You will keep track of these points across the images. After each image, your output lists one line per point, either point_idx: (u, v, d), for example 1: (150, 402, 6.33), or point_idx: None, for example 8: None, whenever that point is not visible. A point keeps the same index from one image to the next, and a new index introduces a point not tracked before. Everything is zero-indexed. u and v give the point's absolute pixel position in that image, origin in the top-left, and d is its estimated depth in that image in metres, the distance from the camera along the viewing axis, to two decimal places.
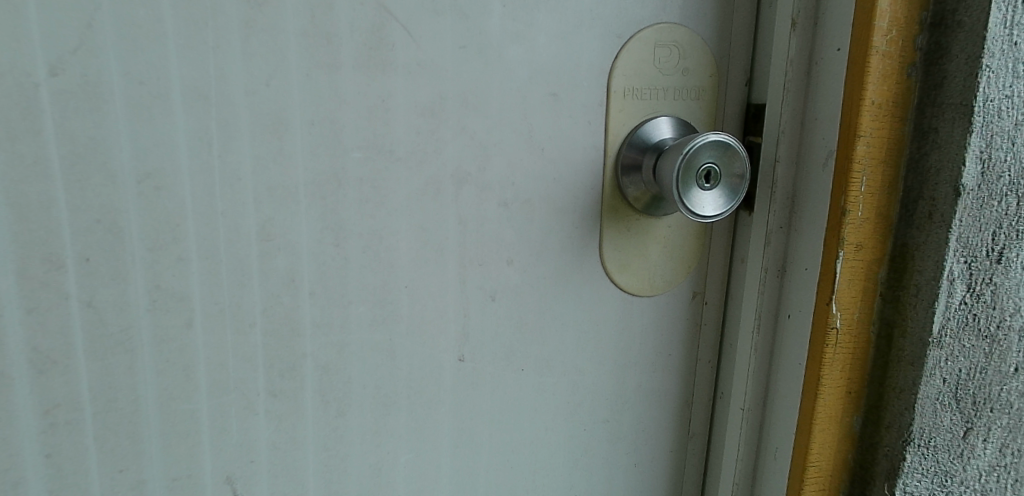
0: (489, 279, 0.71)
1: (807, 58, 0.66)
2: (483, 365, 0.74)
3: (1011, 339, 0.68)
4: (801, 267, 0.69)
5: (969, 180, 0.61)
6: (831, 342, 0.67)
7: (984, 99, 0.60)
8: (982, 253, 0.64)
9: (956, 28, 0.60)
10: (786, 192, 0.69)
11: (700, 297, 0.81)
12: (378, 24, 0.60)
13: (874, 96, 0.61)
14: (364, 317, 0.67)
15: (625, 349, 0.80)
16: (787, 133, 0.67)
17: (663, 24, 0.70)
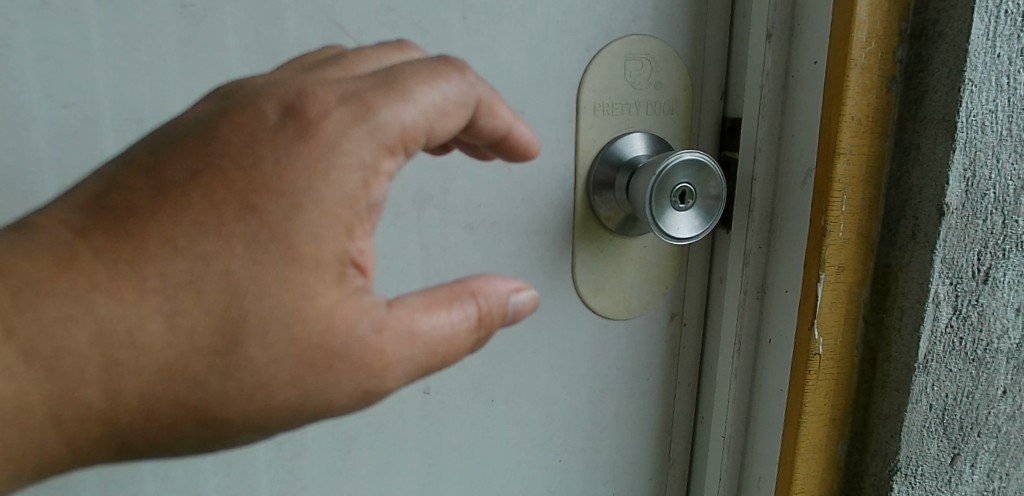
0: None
1: (783, 71, 0.63)
2: (450, 396, 0.70)
3: (999, 361, 0.65)
4: (781, 289, 0.66)
5: (953, 199, 0.58)
6: (813, 368, 0.64)
7: (968, 114, 0.57)
8: (967, 273, 0.61)
9: (937, 40, 0.58)
10: (764, 211, 0.66)
11: (678, 319, 0.78)
12: (329, 39, 0.57)
13: (853, 112, 0.58)
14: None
15: (601, 375, 0.76)
16: (764, 150, 0.64)
17: (634, 36, 0.67)
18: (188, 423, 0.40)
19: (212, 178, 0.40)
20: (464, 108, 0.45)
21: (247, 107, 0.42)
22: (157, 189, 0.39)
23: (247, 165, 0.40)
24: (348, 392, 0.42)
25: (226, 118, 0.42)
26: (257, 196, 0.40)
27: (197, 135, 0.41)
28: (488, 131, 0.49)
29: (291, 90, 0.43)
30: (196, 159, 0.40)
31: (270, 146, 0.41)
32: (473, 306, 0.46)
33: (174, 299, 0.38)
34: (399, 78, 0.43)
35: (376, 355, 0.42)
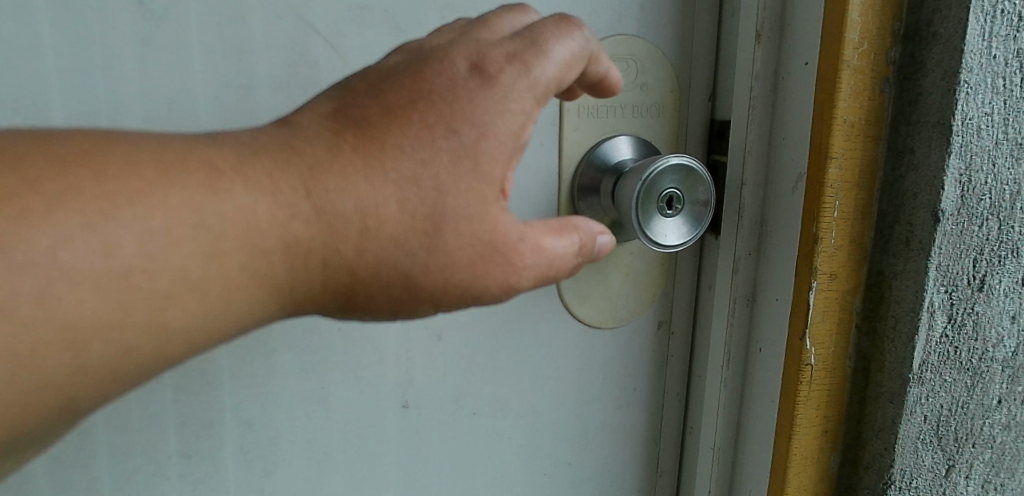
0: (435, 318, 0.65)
1: (773, 73, 0.61)
2: (430, 410, 0.67)
3: (994, 370, 0.63)
4: (771, 297, 0.64)
5: (948, 205, 0.57)
6: (805, 379, 0.62)
7: (963, 117, 0.55)
8: (962, 281, 0.59)
9: (931, 41, 0.56)
10: (754, 217, 0.64)
11: (665, 327, 0.75)
12: (298, 38, 0.54)
13: (846, 115, 0.56)
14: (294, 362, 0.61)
15: (587, 385, 0.74)
16: (753, 154, 0.62)
17: (619, 36, 0.65)
18: (396, 288, 0.46)
19: (427, 106, 0.45)
20: (583, 63, 0.49)
21: (460, 51, 0.46)
22: (403, 111, 0.45)
23: (446, 103, 0.45)
24: (492, 288, 0.48)
25: (462, 60, 0.46)
26: (462, 124, 0.45)
27: (410, 73, 0.45)
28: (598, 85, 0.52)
29: (452, 42, 0.47)
30: (464, 91, 0.45)
31: (485, 91, 0.46)
32: (579, 240, 0.51)
33: (415, 191, 0.44)
34: (531, 38, 0.47)
35: (510, 261, 0.47)
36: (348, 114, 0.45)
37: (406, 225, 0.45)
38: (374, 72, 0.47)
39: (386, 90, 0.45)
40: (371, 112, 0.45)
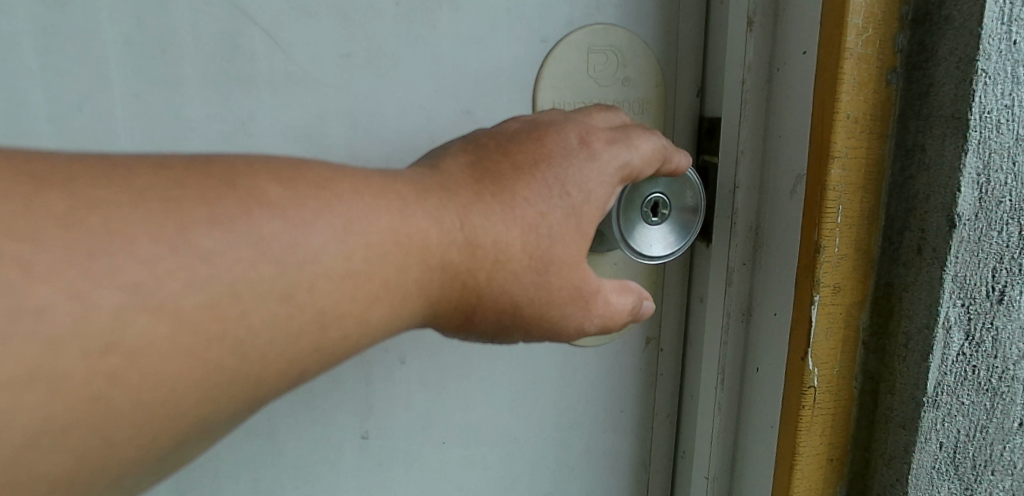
0: (395, 344, 0.59)
1: (767, 63, 0.55)
2: (393, 441, 0.61)
3: (1016, 390, 0.57)
4: (769, 312, 0.58)
5: (965, 209, 0.51)
6: (808, 404, 0.56)
7: (981, 110, 0.49)
8: (981, 293, 0.53)
9: (944, 26, 0.50)
10: (748, 223, 0.58)
11: (654, 344, 0.69)
12: (231, 28, 0.48)
13: (849, 109, 0.50)
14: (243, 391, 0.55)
15: (569, 409, 0.68)
16: (747, 153, 0.57)
17: (597, 25, 0.59)
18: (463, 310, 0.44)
19: (545, 167, 0.46)
20: (657, 164, 0.51)
21: (575, 126, 0.48)
22: (529, 169, 0.45)
23: (561, 164, 0.46)
24: (569, 332, 0.48)
25: (576, 131, 0.48)
26: (573, 187, 0.46)
27: (530, 137, 0.47)
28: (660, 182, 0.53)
29: (560, 118, 0.49)
30: (580, 159, 0.47)
31: (591, 161, 0.47)
32: (643, 295, 0.52)
33: (536, 243, 0.45)
34: (624, 130, 0.50)
35: (588, 308, 0.48)
36: (482, 166, 0.46)
37: (528, 264, 0.44)
38: (486, 136, 0.48)
39: (511, 151, 0.46)
40: (497, 167, 0.45)
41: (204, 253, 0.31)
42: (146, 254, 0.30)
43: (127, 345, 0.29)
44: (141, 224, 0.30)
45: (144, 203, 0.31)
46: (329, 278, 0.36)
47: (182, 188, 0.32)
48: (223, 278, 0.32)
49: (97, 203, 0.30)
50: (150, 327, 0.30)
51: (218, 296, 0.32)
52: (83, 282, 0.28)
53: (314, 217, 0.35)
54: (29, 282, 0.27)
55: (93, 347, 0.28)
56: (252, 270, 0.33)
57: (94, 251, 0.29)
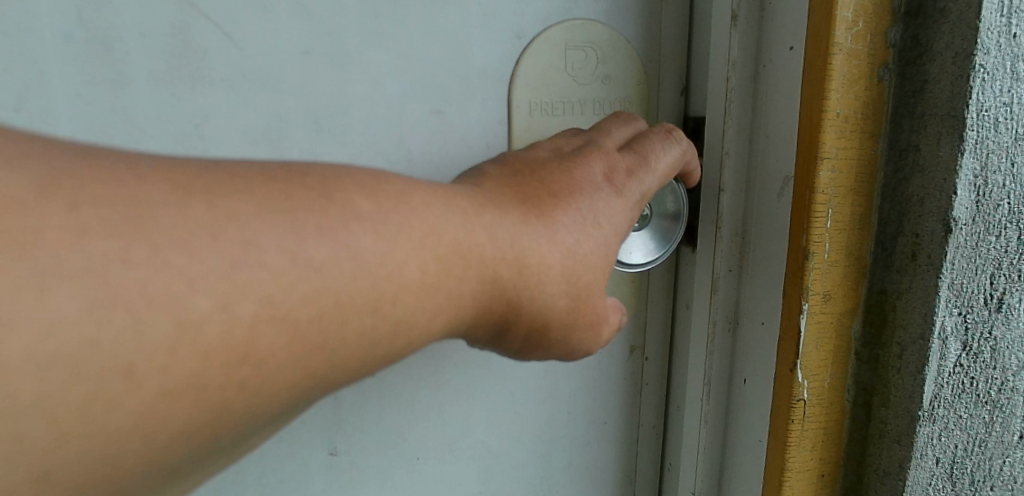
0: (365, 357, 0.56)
1: (753, 59, 0.52)
2: (364, 457, 0.58)
3: (1015, 402, 0.54)
4: (757, 321, 0.55)
5: (962, 212, 0.48)
6: (797, 418, 0.53)
7: (979, 108, 0.46)
8: (979, 301, 0.50)
9: (939, 18, 0.47)
10: (734, 228, 0.55)
11: (638, 353, 0.66)
12: (181, 23, 0.45)
13: (839, 107, 0.48)
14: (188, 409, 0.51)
15: (550, 421, 0.65)
16: (732, 155, 0.54)
17: (576, 20, 0.56)
18: None
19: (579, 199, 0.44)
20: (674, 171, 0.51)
21: (602, 159, 0.47)
22: (564, 200, 0.43)
23: (594, 198, 0.44)
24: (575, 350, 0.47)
25: (602, 165, 0.46)
26: (604, 219, 0.44)
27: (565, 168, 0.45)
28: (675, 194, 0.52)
29: (586, 148, 0.47)
30: (608, 195, 0.45)
31: (617, 197, 0.46)
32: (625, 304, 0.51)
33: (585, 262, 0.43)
34: (644, 141, 0.50)
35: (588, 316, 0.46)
36: (517, 181, 0.43)
37: (559, 271, 0.42)
38: (514, 162, 0.45)
39: (545, 182, 0.44)
40: (532, 196, 0.42)
41: (315, 261, 0.29)
42: (263, 256, 0.28)
43: (251, 355, 0.28)
44: (256, 223, 0.28)
45: (256, 200, 0.29)
46: (408, 290, 0.33)
47: (288, 189, 0.30)
48: (332, 289, 0.30)
49: (214, 196, 0.28)
50: (268, 339, 0.28)
51: (324, 308, 0.30)
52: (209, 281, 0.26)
53: (398, 232, 0.33)
54: (164, 277, 0.25)
55: (219, 360, 0.26)
56: (350, 280, 0.30)
57: (215, 246, 0.27)
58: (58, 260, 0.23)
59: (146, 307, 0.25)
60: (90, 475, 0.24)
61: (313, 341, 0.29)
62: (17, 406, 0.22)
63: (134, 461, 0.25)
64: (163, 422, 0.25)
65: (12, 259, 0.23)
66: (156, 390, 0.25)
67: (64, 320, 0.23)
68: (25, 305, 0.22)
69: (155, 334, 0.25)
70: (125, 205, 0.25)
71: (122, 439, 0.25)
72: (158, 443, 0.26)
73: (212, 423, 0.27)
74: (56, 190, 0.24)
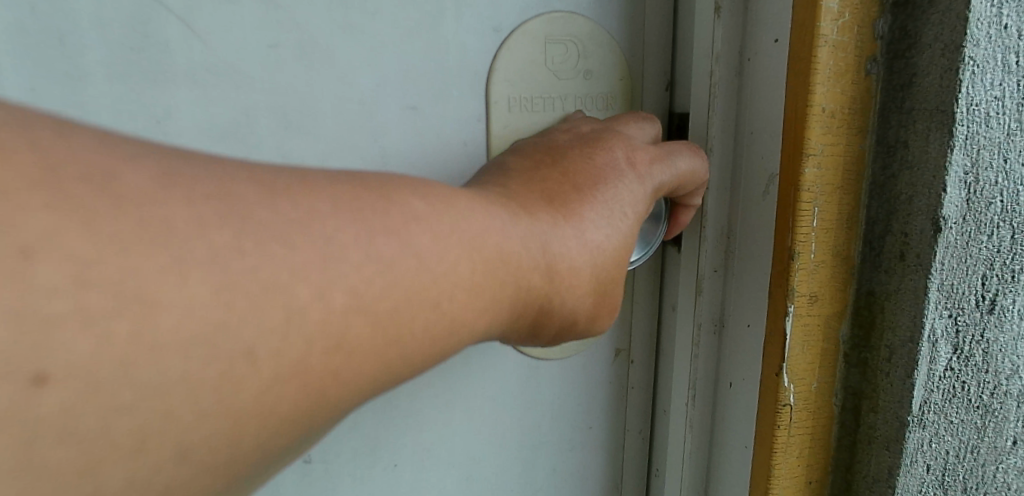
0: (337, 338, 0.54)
1: (737, 52, 0.50)
2: (338, 465, 0.56)
3: (1008, 407, 0.53)
4: (742, 323, 0.53)
5: (952, 211, 0.46)
6: (783, 422, 0.51)
7: (969, 102, 0.44)
8: (970, 302, 0.49)
9: (927, 9, 0.45)
10: (719, 227, 0.54)
11: (624, 356, 0.65)
12: (141, 16, 0.44)
13: (824, 102, 0.46)
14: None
15: (533, 426, 0.63)
16: (716, 151, 0.52)
17: (557, 14, 0.54)
18: None
19: (604, 184, 0.44)
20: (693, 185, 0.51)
21: (620, 144, 0.47)
22: (590, 191, 0.43)
23: (613, 180, 0.44)
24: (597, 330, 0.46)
25: (622, 150, 0.46)
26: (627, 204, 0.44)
27: (584, 153, 0.45)
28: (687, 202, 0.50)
29: (606, 133, 0.48)
30: (628, 180, 0.45)
31: (637, 184, 0.45)
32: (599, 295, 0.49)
33: (614, 259, 0.43)
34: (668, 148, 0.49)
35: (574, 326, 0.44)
36: (540, 175, 0.43)
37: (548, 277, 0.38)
38: (538, 151, 0.46)
39: (570, 172, 0.43)
40: (558, 187, 0.42)
41: (387, 257, 0.29)
42: (345, 252, 0.28)
43: (343, 346, 0.28)
44: (338, 220, 0.29)
45: (336, 199, 0.29)
46: (431, 304, 0.31)
47: (358, 191, 0.30)
48: (403, 286, 0.30)
49: (300, 195, 0.28)
50: (356, 331, 0.28)
51: (398, 303, 0.30)
52: (306, 272, 0.27)
53: (450, 237, 0.33)
54: (270, 267, 0.26)
55: (319, 351, 0.27)
56: (416, 278, 0.31)
57: (308, 240, 0.27)
58: (188, 248, 0.24)
59: (260, 297, 0.25)
60: (215, 460, 0.25)
61: (389, 333, 0.30)
62: (164, 389, 0.23)
63: (251, 448, 0.26)
64: (274, 409, 0.26)
65: (151, 246, 0.23)
66: (271, 376, 0.26)
67: (196, 307, 0.23)
68: (164, 290, 0.23)
69: (268, 322, 0.25)
70: (230, 200, 0.26)
71: (244, 426, 0.25)
72: (268, 431, 0.26)
73: (309, 412, 0.27)
74: (177, 184, 0.25)
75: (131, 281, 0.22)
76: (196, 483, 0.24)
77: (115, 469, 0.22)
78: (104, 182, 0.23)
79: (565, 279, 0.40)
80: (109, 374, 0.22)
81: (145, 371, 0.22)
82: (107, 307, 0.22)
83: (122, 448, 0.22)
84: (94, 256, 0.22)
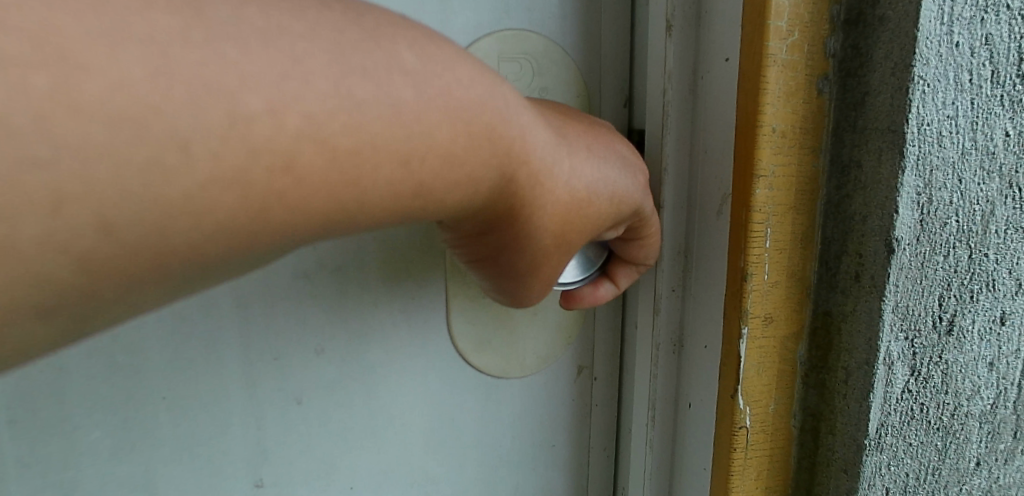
0: (290, 357, 0.52)
1: (691, 70, 0.49)
2: (292, 486, 0.55)
3: (969, 428, 0.52)
4: (700, 344, 0.52)
5: (905, 232, 0.45)
6: (740, 446, 0.50)
7: (919, 122, 0.44)
8: (927, 324, 0.48)
9: (878, 27, 0.44)
10: (676, 246, 0.53)
11: (586, 373, 0.65)
12: None
13: (774, 122, 0.45)
14: (68, 404, 0.47)
15: (495, 444, 0.62)
16: (671, 172, 0.51)
17: (508, 32, 0.52)
18: None
19: (601, 155, 0.44)
20: (652, 236, 0.50)
21: (638, 157, 0.48)
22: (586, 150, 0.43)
23: (612, 159, 0.44)
24: (535, 296, 0.45)
25: (626, 149, 0.47)
26: (621, 186, 0.44)
27: (589, 126, 0.45)
28: (644, 254, 0.51)
29: (603, 124, 0.48)
30: (630, 181, 0.45)
31: (628, 175, 0.45)
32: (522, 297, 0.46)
33: (562, 256, 0.43)
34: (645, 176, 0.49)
35: (525, 287, 0.44)
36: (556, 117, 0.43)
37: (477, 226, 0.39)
38: (553, 107, 0.46)
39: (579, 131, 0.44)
40: (574, 137, 0.43)
41: (357, 97, 0.28)
42: (312, 75, 0.27)
43: (293, 168, 0.27)
44: (308, 42, 0.27)
45: (312, 23, 0.28)
46: (366, 218, 0.31)
47: (339, 23, 0.29)
48: (372, 130, 0.29)
49: (268, 6, 0.27)
50: (308, 157, 0.27)
51: (361, 144, 0.29)
52: (258, 81, 0.25)
53: (435, 97, 0.31)
54: (219, 63, 0.24)
55: (264, 164, 0.26)
56: (386, 130, 0.29)
57: (268, 52, 0.26)
58: (129, 25, 0.23)
59: (201, 89, 0.24)
60: (142, 243, 0.24)
61: (347, 175, 0.29)
62: (92, 154, 0.22)
63: (154, 286, 0.25)
64: (192, 231, 0.25)
65: (86, 9, 0.22)
66: (208, 174, 0.24)
67: (127, 118, 0.22)
68: (92, 82, 0.22)
69: (210, 118, 0.24)
70: (193, 12, 0.24)
71: (151, 261, 0.25)
72: (184, 272, 0.26)
73: (226, 263, 0.27)
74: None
75: (59, 36, 0.21)
76: (118, 262, 0.24)
77: (31, 218, 0.22)
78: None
79: (544, 193, 0.39)
80: (31, 129, 0.21)
81: (58, 151, 0.21)
82: (31, 55, 0.21)
83: (40, 199, 0.22)
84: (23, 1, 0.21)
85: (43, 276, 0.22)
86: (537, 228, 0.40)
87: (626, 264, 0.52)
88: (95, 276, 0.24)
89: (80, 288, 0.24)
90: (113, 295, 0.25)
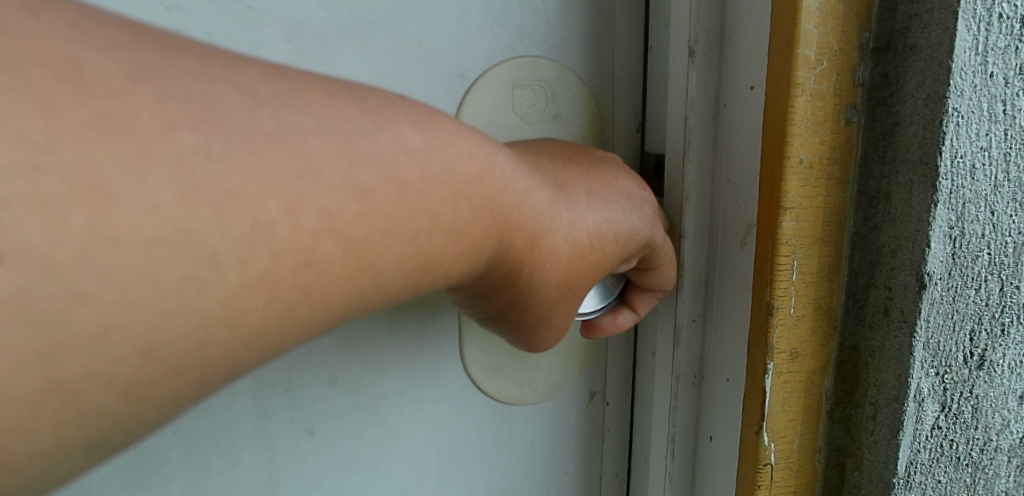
0: (301, 388, 0.51)
1: (713, 97, 0.48)
2: None
3: (999, 463, 0.51)
4: (721, 375, 0.51)
5: (937, 267, 0.44)
6: (764, 483, 0.49)
7: (953, 154, 0.42)
8: (957, 360, 0.47)
9: (909, 56, 0.43)
10: (696, 274, 0.51)
11: (599, 397, 0.63)
12: None
13: (802, 153, 0.44)
14: None
15: (507, 471, 0.61)
16: (693, 200, 0.49)
17: (522, 59, 0.51)
18: None
19: (607, 194, 0.43)
20: (669, 262, 0.49)
21: (644, 189, 0.46)
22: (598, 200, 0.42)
23: (618, 194, 0.43)
24: (551, 341, 0.44)
25: (634, 181, 0.46)
26: (626, 220, 0.43)
27: (589, 160, 0.44)
28: (660, 280, 0.49)
29: (610, 157, 0.47)
30: (639, 218, 0.44)
31: (635, 209, 0.44)
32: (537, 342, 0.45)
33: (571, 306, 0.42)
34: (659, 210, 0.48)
35: (540, 336, 0.43)
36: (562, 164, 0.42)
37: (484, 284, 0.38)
38: (563, 150, 0.45)
39: (590, 177, 0.43)
40: (575, 182, 0.41)
41: (365, 186, 0.28)
42: (319, 171, 0.26)
43: (313, 263, 0.26)
44: (316, 139, 0.27)
45: (319, 117, 0.27)
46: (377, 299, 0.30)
47: (344, 110, 0.28)
48: (382, 214, 0.28)
49: (277, 107, 0.26)
50: (328, 250, 0.27)
51: (371, 231, 0.28)
52: (274, 185, 0.25)
53: (438, 174, 0.31)
54: (234, 173, 0.24)
55: (288, 263, 0.25)
56: (392, 212, 0.29)
57: (281, 155, 0.25)
58: (153, 149, 0.22)
59: (223, 201, 0.23)
60: (179, 356, 0.23)
61: (361, 261, 0.28)
62: (129, 280, 0.22)
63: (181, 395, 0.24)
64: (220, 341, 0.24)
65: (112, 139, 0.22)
66: (236, 281, 0.24)
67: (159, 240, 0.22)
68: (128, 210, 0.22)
69: (232, 229, 0.24)
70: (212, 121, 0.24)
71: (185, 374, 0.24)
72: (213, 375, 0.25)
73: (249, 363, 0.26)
74: (146, 80, 0.23)
75: (91, 168, 0.21)
76: (153, 376, 0.23)
77: (73, 352, 0.21)
78: (51, 80, 0.21)
79: (543, 253, 0.38)
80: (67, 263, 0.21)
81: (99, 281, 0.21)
82: (63, 194, 0.21)
83: (83, 331, 0.21)
84: (52, 139, 0.21)
85: (68, 412, 0.22)
86: (540, 281, 0.39)
87: (644, 292, 0.51)
88: (130, 395, 0.23)
89: (115, 415, 0.23)
90: (137, 417, 0.24)
